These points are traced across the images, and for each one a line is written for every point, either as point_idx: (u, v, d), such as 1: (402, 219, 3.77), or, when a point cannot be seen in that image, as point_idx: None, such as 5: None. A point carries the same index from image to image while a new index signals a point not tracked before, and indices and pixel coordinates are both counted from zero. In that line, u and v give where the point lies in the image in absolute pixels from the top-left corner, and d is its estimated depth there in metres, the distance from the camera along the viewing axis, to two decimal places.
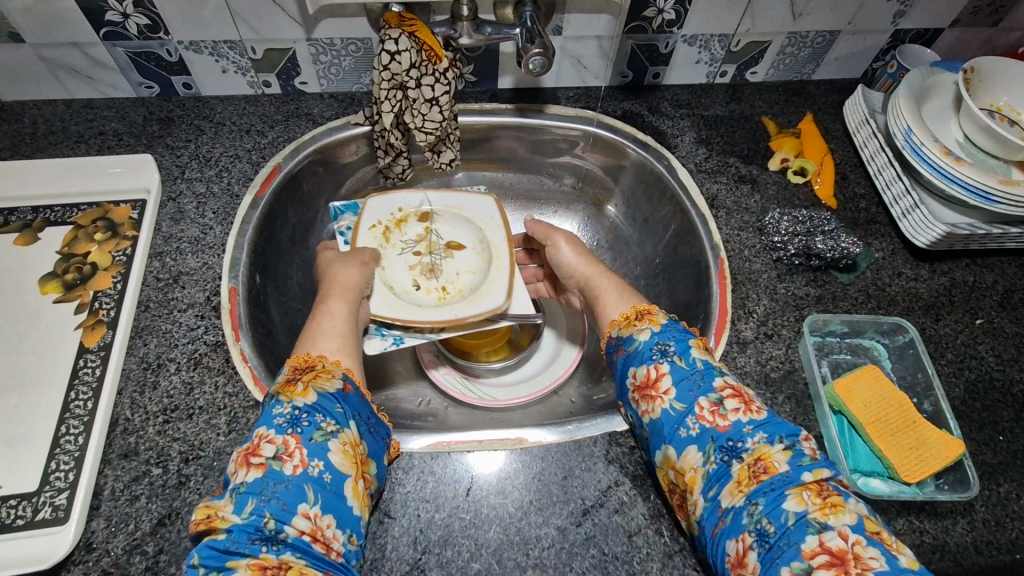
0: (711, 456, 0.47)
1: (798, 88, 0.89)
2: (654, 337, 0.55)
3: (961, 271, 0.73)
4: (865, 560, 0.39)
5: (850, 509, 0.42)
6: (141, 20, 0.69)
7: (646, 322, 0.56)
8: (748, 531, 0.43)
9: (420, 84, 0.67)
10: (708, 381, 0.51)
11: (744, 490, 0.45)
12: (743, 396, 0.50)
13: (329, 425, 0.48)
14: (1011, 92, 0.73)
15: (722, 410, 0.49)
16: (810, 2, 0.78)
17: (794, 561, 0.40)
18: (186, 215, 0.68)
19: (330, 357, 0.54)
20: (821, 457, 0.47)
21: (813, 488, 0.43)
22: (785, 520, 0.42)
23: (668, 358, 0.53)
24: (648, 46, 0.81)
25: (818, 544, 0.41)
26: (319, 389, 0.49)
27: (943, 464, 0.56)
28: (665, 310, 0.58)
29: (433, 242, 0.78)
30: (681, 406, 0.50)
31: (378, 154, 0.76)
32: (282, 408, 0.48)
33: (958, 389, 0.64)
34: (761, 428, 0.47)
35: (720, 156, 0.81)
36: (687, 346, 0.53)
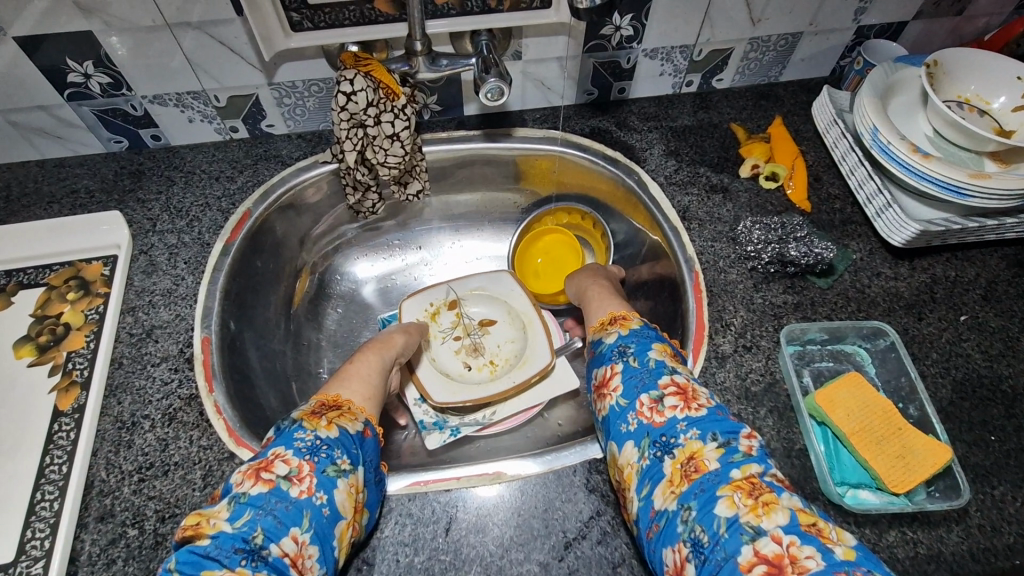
0: (646, 452, 0.50)
1: (766, 91, 0.89)
2: (616, 340, 0.60)
3: (942, 267, 0.71)
4: (800, 562, 0.41)
5: (782, 507, 0.44)
6: (103, 78, 0.70)
7: (614, 328, 0.61)
8: (684, 539, 0.45)
9: (378, 122, 0.68)
10: (654, 378, 0.54)
11: (675, 491, 0.47)
12: (685, 393, 0.53)
13: (344, 462, 0.51)
14: (978, 82, 0.72)
15: (661, 407, 0.52)
16: (767, 7, 0.77)
17: (732, 575, 0.42)
18: (158, 267, 0.69)
19: (357, 401, 0.58)
20: (758, 451, 0.49)
21: (744, 490, 0.45)
22: (716, 529, 0.44)
23: (622, 359, 0.57)
24: (610, 63, 0.81)
25: (752, 554, 0.42)
26: (341, 427, 0.54)
27: (932, 472, 0.55)
28: (635, 317, 0.62)
29: (467, 324, 0.85)
30: (625, 402, 0.54)
31: (346, 190, 0.76)
32: (304, 435, 0.51)
33: (945, 390, 0.63)
34: (695, 424, 0.50)
35: (690, 167, 0.80)
36: (644, 347, 0.57)
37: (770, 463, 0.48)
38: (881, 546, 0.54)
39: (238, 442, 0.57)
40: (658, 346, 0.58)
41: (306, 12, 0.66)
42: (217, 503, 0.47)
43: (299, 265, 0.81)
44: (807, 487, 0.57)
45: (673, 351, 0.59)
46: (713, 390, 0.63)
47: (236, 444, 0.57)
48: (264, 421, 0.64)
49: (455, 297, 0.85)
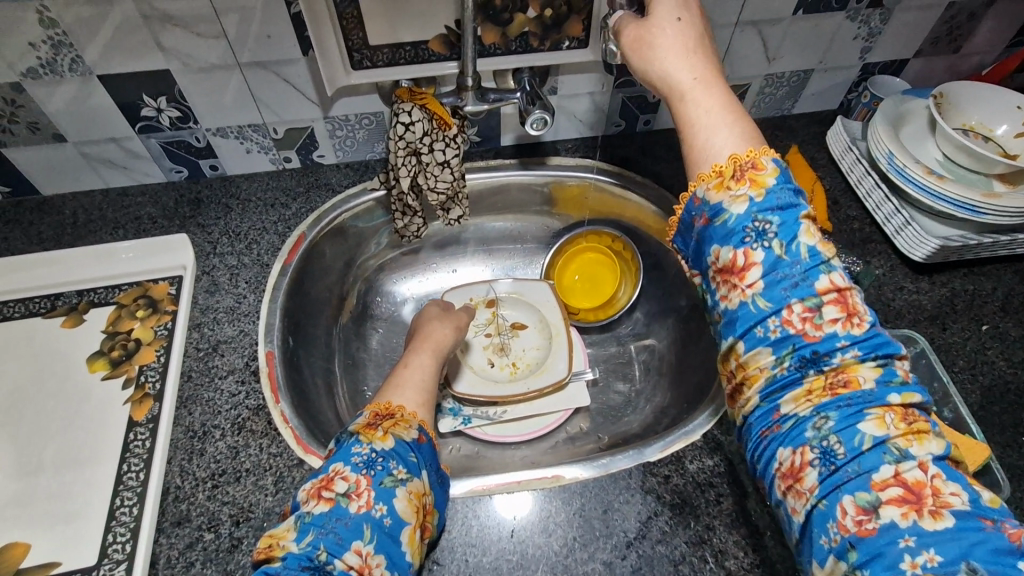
0: (785, 362, 0.45)
1: (780, 123, 0.95)
2: (751, 211, 0.47)
3: (960, 281, 0.76)
4: (943, 496, 0.39)
5: (934, 439, 0.42)
6: (174, 113, 0.75)
7: (744, 185, 0.47)
8: (813, 445, 0.43)
9: (432, 150, 0.73)
10: (810, 279, 0.45)
11: (813, 400, 0.44)
12: (846, 304, 0.45)
13: (400, 472, 0.52)
14: (980, 112, 0.79)
15: (818, 318, 0.45)
16: (782, 47, 0.84)
17: (859, 490, 0.41)
18: (220, 286, 0.72)
19: (408, 408, 0.60)
20: (914, 379, 0.45)
21: (897, 413, 0.43)
22: (858, 445, 0.42)
23: (763, 242, 0.46)
24: (638, 98, 0.87)
25: (892, 474, 0.40)
26: (397, 436, 0.54)
27: (972, 469, 0.57)
28: (771, 162, 0.47)
29: (500, 324, 0.90)
30: (765, 305, 0.46)
31: (395, 216, 0.81)
32: (361, 448, 0.52)
33: (975, 394, 0.66)
34: (857, 345, 0.44)
35: None
36: (792, 226, 0.46)
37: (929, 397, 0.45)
38: None
39: (306, 450, 0.60)
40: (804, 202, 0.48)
41: (366, 53, 0.72)
42: (284, 522, 0.48)
43: (346, 287, 0.85)
44: None
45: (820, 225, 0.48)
46: None
47: (304, 451, 0.59)
48: (324, 432, 0.66)
49: (495, 297, 0.91)
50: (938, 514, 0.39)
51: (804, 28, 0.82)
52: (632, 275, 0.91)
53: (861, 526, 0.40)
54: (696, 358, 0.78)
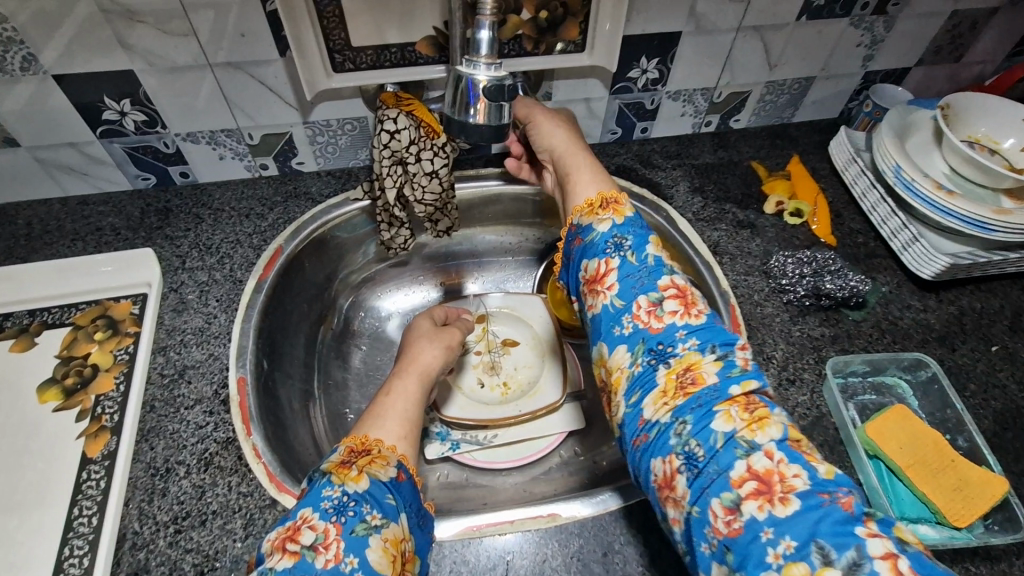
0: (639, 359, 0.49)
1: (780, 131, 0.92)
2: (611, 231, 0.56)
3: (968, 299, 0.73)
4: (788, 480, 0.39)
5: (775, 422, 0.43)
6: (138, 116, 0.69)
7: (608, 213, 0.57)
8: (675, 451, 0.43)
9: (419, 159, 0.69)
10: (653, 278, 0.52)
11: (670, 403, 0.45)
12: (685, 298, 0.51)
13: (375, 517, 0.47)
14: (987, 123, 0.76)
15: (660, 311, 0.50)
16: (784, 53, 0.81)
17: (723, 491, 0.40)
18: (188, 305, 0.67)
19: (388, 441, 0.55)
20: (753, 365, 0.47)
21: (740, 404, 0.44)
22: (713, 443, 0.42)
23: (618, 254, 0.54)
24: (635, 104, 0.84)
25: (745, 470, 0.40)
26: (372, 475, 0.50)
27: (992, 503, 0.54)
28: (628, 201, 0.59)
29: (490, 340, 0.86)
30: (620, 303, 0.52)
31: (380, 227, 0.76)
32: (332, 492, 0.48)
33: (987, 420, 0.63)
34: (694, 333, 0.48)
35: (716, 203, 0.82)
36: (642, 242, 0.55)
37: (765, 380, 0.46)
38: None
39: (280, 488, 0.55)
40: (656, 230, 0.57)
41: (349, 54, 0.67)
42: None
43: (326, 303, 0.80)
44: None
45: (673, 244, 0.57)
46: None
47: (278, 490, 0.54)
48: (300, 465, 0.61)
49: (485, 313, 0.87)
50: (787, 500, 0.38)
51: (809, 35, 0.79)
52: None
53: (731, 527, 0.39)
54: None
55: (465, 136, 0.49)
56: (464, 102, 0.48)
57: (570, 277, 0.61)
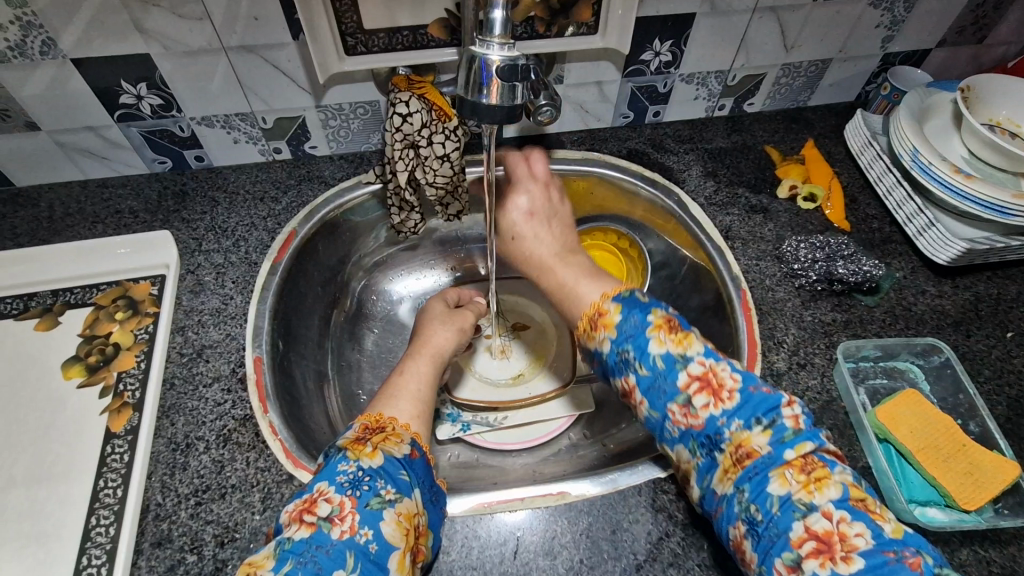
0: (696, 452, 0.49)
1: (796, 115, 0.91)
2: (615, 346, 0.55)
3: (984, 285, 0.72)
4: (850, 540, 0.41)
5: (834, 481, 0.44)
6: (155, 100, 0.70)
7: (601, 332, 0.57)
8: (738, 518, 0.45)
9: (431, 143, 0.69)
10: (671, 380, 0.51)
11: (731, 476, 0.47)
12: (711, 385, 0.49)
13: (389, 492, 0.49)
14: (1009, 106, 0.75)
15: (693, 409, 0.49)
16: (801, 35, 0.80)
17: (784, 550, 0.42)
18: (205, 286, 0.68)
19: (401, 420, 0.56)
20: (805, 423, 0.47)
21: (796, 467, 0.45)
22: (769, 507, 0.44)
23: (631, 368, 0.53)
24: (648, 87, 0.83)
25: (803, 530, 0.42)
26: (386, 452, 0.51)
27: (1003, 488, 0.54)
28: (610, 305, 0.57)
29: (501, 324, 0.87)
30: (656, 414, 0.52)
31: (392, 211, 0.77)
32: (347, 467, 0.49)
33: (1001, 406, 0.63)
34: (736, 416, 0.48)
35: (728, 188, 0.82)
36: (643, 344, 0.53)
37: (820, 437, 0.46)
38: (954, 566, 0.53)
39: (296, 464, 0.56)
40: (653, 318, 0.54)
41: (361, 37, 0.67)
42: (262, 549, 0.45)
43: (340, 286, 0.81)
44: None
45: (671, 324, 0.53)
46: None
47: (294, 465, 0.56)
48: (316, 443, 0.63)
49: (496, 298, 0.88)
50: (849, 558, 0.40)
51: (826, 16, 0.78)
52: (638, 274, 0.87)
53: None
54: None
55: (478, 118, 0.49)
56: (477, 83, 0.47)
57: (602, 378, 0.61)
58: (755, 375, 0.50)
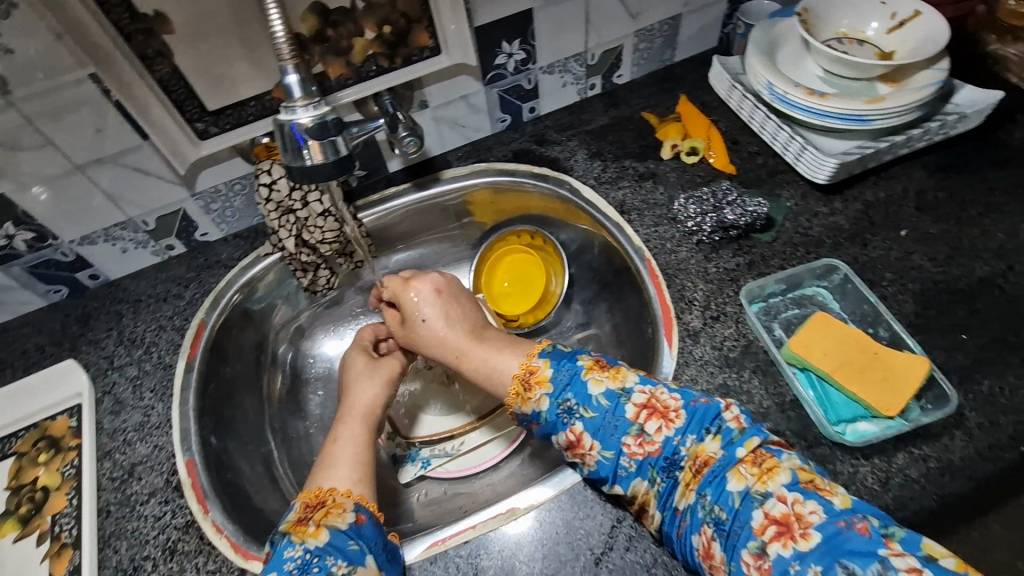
0: (656, 478, 0.51)
1: (666, 74, 0.93)
2: (554, 401, 0.55)
3: (872, 191, 0.74)
4: (805, 518, 0.43)
5: (783, 468, 0.46)
6: (27, 234, 0.69)
7: (535, 391, 0.56)
8: (704, 523, 0.47)
9: (306, 203, 0.69)
10: (621, 415, 0.52)
11: (691, 488, 0.49)
12: (658, 409, 0.52)
13: (341, 567, 0.49)
14: (850, 17, 0.77)
15: (648, 437, 0.51)
16: (642, 0, 0.81)
17: (749, 540, 0.44)
18: (125, 403, 0.68)
19: (341, 488, 0.56)
20: (746, 421, 0.50)
21: (748, 462, 0.47)
22: (733, 504, 0.46)
23: (576, 416, 0.53)
24: (514, 88, 0.84)
25: (763, 517, 0.44)
26: (331, 527, 0.51)
27: (917, 385, 0.56)
28: (538, 361, 0.58)
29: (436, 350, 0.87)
30: (611, 453, 0.52)
31: (298, 275, 0.77)
32: (294, 552, 0.49)
33: (909, 303, 0.64)
34: (687, 432, 0.50)
35: (615, 163, 0.83)
36: (583, 390, 0.54)
37: (764, 430, 0.50)
38: (895, 473, 0.54)
39: (246, 556, 0.56)
40: (583, 362, 0.56)
41: (209, 120, 0.67)
42: None
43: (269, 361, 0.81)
44: (809, 435, 0.57)
45: (602, 364, 0.56)
46: (695, 369, 0.63)
47: (244, 558, 0.56)
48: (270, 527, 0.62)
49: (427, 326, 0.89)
50: (808, 534, 0.42)
51: None
52: (556, 264, 0.89)
53: (763, 569, 0.43)
54: (634, 339, 0.76)
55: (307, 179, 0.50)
56: (296, 147, 0.48)
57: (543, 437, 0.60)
58: (689, 391, 0.54)
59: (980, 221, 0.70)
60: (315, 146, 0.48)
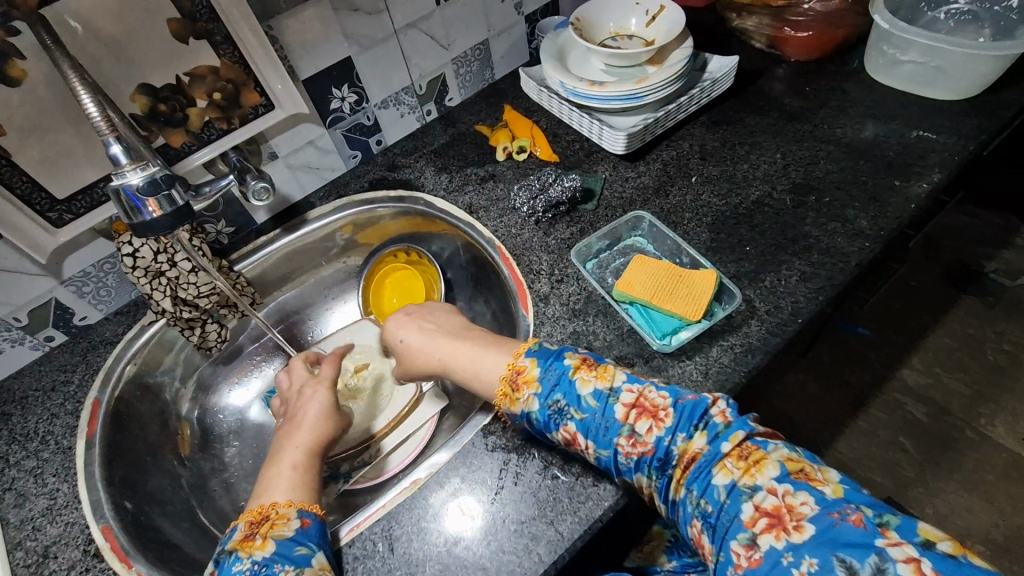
0: (652, 475, 0.53)
1: (491, 91, 1.06)
2: (543, 401, 0.58)
3: (665, 152, 0.89)
4: (796, 509, 0.45)
5: (772, 460, 0.48)
6: None
7: (524, 391, 0.59)
8: (694, 515, 0.50)
9: (175, 263, 0.74)
10: (610, 417, 0.55)
11: (682, 481, 0.52)
12: (647, 409, 0.54)
13: (288, 571, 0.53)
14: (616, 20, 0.93)
15: (639, 437, 0.53)
16: (448, 33, 0.94)
17: (738, 532, 0.46)
18: (27, 493, 0.69)
19: (280, 501, 0.60)
20: (732, 415, 0.53)
21: (734, 455, 0.50)
22: (719, 497, 0.48)
23: (567, 417, 0.57)
24: (355, 126, 0.94)
25: (754, 509, 0.46)
26: (276, 537, 0.56)
27: (711, 292, 0.69)
28: (524, 361, 0.61)
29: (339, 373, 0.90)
30: (606, 452, 0.55)
31: (186, 333, 0.81)
32: (242, 565, 0.53)
33: (705, 231, 0.78)
34: (676, 430, 0.53)
35: (459, 173, 0.94)
36: (572, 392, 0.57)
37: (750, 423, 0.52)
38: (712, 364, 0.66)
39: None
40: (570, 362, 0.59)
41: (61, 207, 0.71)
42: None
43: (174, 424, 0.83)
44: (645, 353, 0.68)
45: (591, 364, 0.59)
46: (549, 324, 0.73)
47: None
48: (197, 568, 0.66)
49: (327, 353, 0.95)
50: (800, 527, 0.44)
51: (456, 12, 0.93)
52: (433, 273, 0.96)
53: (752, 558, 0.44)
54: (506, 318, 0.86)
55: (150, 233, 0.57)
56: (134, 206, 0.56)
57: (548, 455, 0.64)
58: (678, 388, 0.56)
59: (748, 156, 0.86)
60: (151, 203, 0.56)
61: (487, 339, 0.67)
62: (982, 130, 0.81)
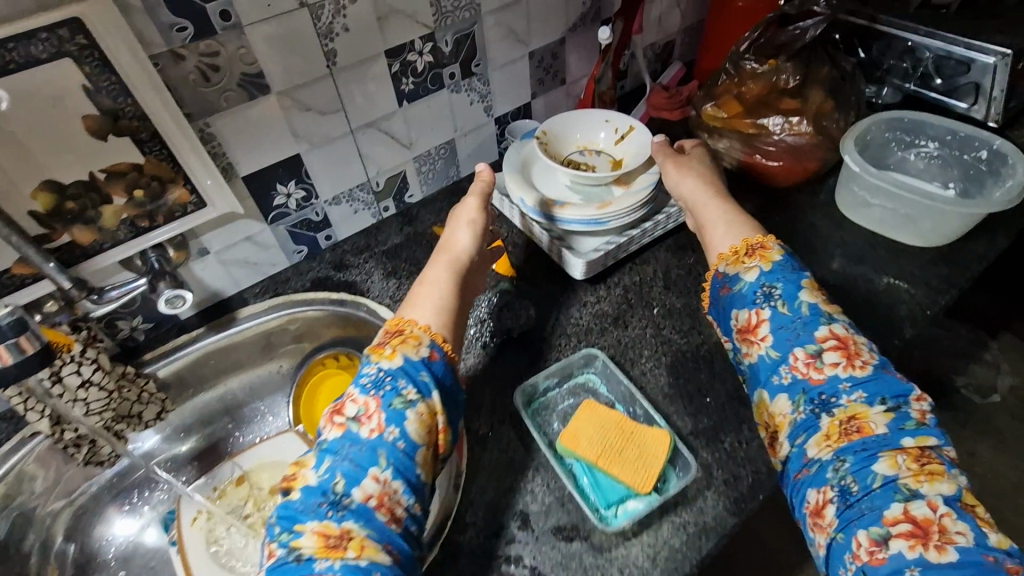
0: (801, 406, 0.58)
1: (454, 190, 1.02)
2: (760, 279, 0.65)
3: (628, 276, 0.83)
4: (948, 534, 0.46)
5: (948, 482, 0.49)
6: None
7: (754, 260, 0.67)
8: (831, 484, 0.53)
9: (60, 378, 0.65)
10: (810, 331, 0.60)
11: (831, 444, 0.54)
12: (849, 352, 0.58)
13: (409, 393, 0.57)
14: (585, 134, 0.91)
15: (819, 363, 0.58)
16: (411, 132, 0.90)
17: (872, 525, 0.49)
18: None
19: (422, 324, 0.64)
20: (932, 422, 0.53)
21: (911, 455, 0.51)
22: (870, 483, 0.51)
23: (770, 303, 0.63)
24: (302, 223, 0.87)
25: (902, 512, 0.48)
26: (404, 355, 0.60)
27: (664, 460, 0.62)
28: (773, 245, 0.67)
29: (257, 496, 0.82)
30: (776, 354, 0.61)
31: (70, 451, 0.71)
32: (369, 372, 0.59)
33: (663, 375, 0.71)
34: (859, 386, 0.56)
35: (409, 280, 0.88)
36: (793, 291, 0.63)
37: (945, 439, 0.52)
38: (660, 547, 0.58)
39: None
40: (806, 287, 0.63)
41: None
42: (310, 452, 0.56)
43: None
44: (586, 525, 0.59)
45: (819, 288, 0.64)
46: (483, 476, 0.64)
47: None
48: None
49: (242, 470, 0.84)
50: (943, 548, 0.46)
51: (420, 112, 0.88)
52: None
53: (874, 556, 0.47)
54: None
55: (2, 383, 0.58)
56: None
57: (717, 316, 0.70)
58: (892, 366, 0.58)
59: None
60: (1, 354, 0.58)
61: (734, 212, 0.74)
62: (952, 284, 0.78)
